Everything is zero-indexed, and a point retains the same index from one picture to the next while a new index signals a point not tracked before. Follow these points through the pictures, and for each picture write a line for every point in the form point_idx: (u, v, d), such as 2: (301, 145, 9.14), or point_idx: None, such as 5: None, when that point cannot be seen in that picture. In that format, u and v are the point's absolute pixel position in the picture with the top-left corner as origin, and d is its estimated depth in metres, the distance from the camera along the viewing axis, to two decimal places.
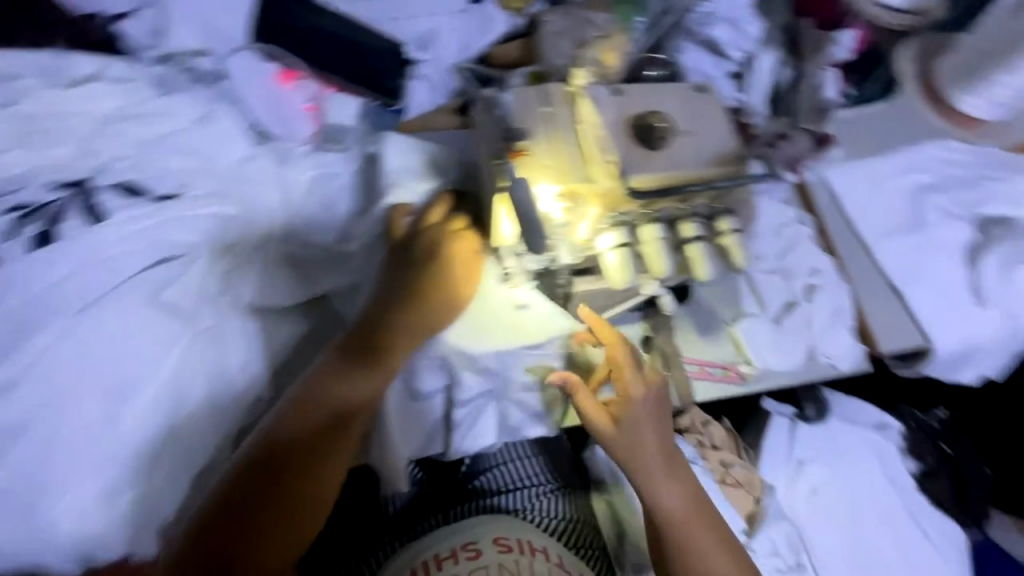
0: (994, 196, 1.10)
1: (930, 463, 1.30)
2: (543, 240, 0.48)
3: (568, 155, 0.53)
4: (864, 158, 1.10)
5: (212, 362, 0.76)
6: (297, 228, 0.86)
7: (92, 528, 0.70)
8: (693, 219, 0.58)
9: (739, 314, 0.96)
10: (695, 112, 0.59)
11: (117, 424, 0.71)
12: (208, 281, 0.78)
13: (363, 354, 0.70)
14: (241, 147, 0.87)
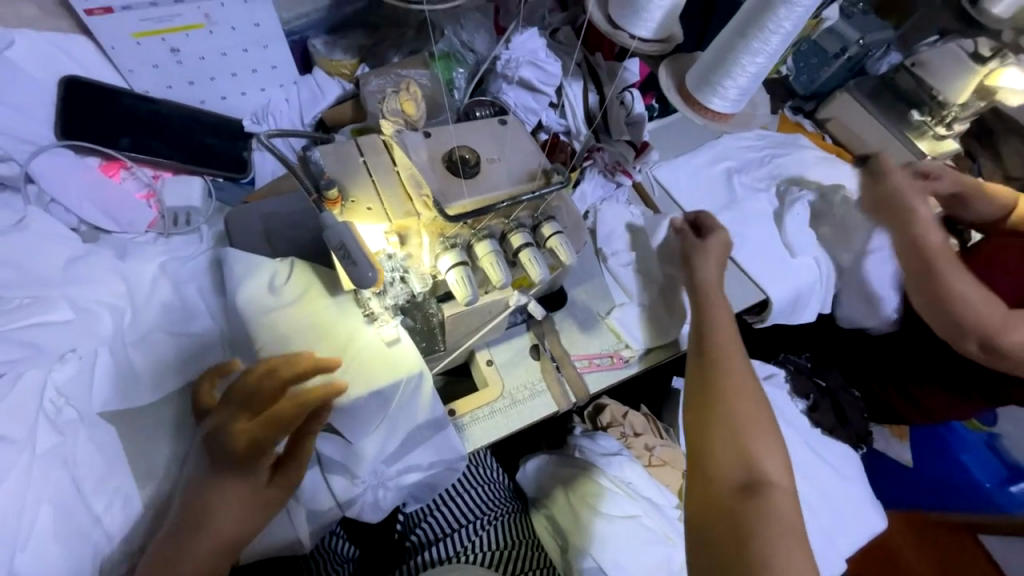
0: (781, 169, 1.37)
1: (814, 397, 1.39)
2: (372, 275, 0.50)
3: (391, 196, 0.59)
4: (674, 159, 1.33)
5: (59, 488, 0.67)
6: (152, 318, 0.81)
7: None
8: (519, 230, 0.65)
9: (612, 305, 1.07)
10: (502, 142, 0.68)
11: None
12: (45, 400, 0.70)
13: (223, 498, 0.59)
14: (74, 247, 0.82)
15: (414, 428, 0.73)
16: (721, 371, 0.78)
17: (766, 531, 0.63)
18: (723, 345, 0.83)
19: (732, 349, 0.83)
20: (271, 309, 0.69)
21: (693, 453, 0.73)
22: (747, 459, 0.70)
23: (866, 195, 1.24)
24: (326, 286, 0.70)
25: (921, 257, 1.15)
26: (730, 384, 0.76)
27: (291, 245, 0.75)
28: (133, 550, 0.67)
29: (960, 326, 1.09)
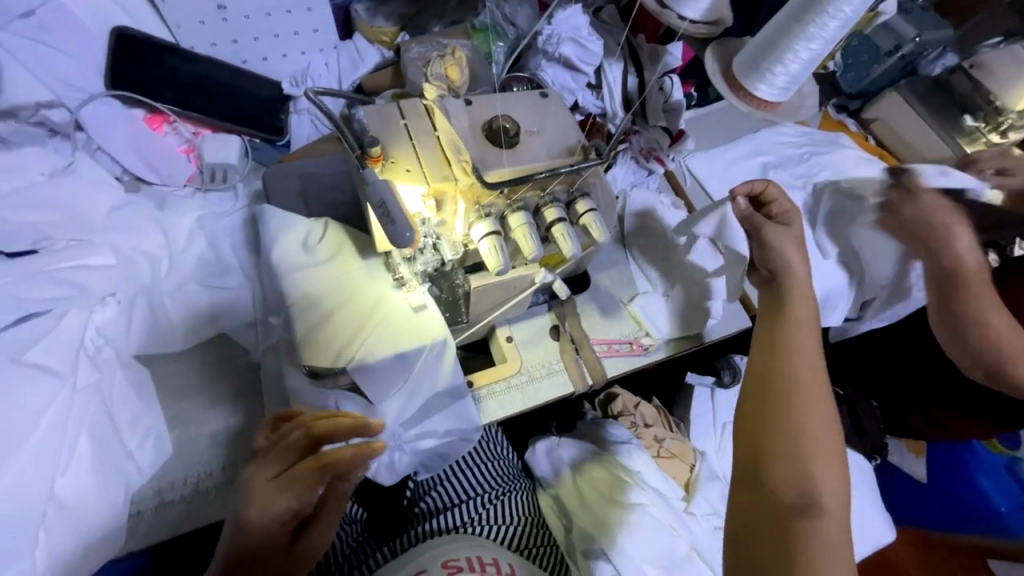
0: (820, 167, 1.33)
1: None
2: (409, 235, 0.50)
3: (430, 159, 0.59)
4: (709, 150, 1.30)
5: (95, 425, 0.69)
6: (186, 270, 0.84)
7: None
8: (554, 204, 0.65)
9: (635, 293, 1.06)
10: (542, 115, 0.67)
11: None
12: (83, 339, 0.72)
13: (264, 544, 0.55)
14: (115, 195, 0.85)
15: (434, 395, 0.74)
16: (792, 381, 0.69)
17: (817, 560, 0.58)
18: (797, 347, 0.72)
19: (810, 352, 0.72)
20: (304, 266, 0.70)
21: (747, 466, 0.66)
22: (805, 481, 0.63)
23: (888, 222, 1.19)
24: (359, 248, 0.72)
25: (949, 286, 1.11)
26: (802, 399, 0.67)
27: (326, 207, 0.76)
28: (163, 488, 0.70)
29: (986, 360, 1.08)
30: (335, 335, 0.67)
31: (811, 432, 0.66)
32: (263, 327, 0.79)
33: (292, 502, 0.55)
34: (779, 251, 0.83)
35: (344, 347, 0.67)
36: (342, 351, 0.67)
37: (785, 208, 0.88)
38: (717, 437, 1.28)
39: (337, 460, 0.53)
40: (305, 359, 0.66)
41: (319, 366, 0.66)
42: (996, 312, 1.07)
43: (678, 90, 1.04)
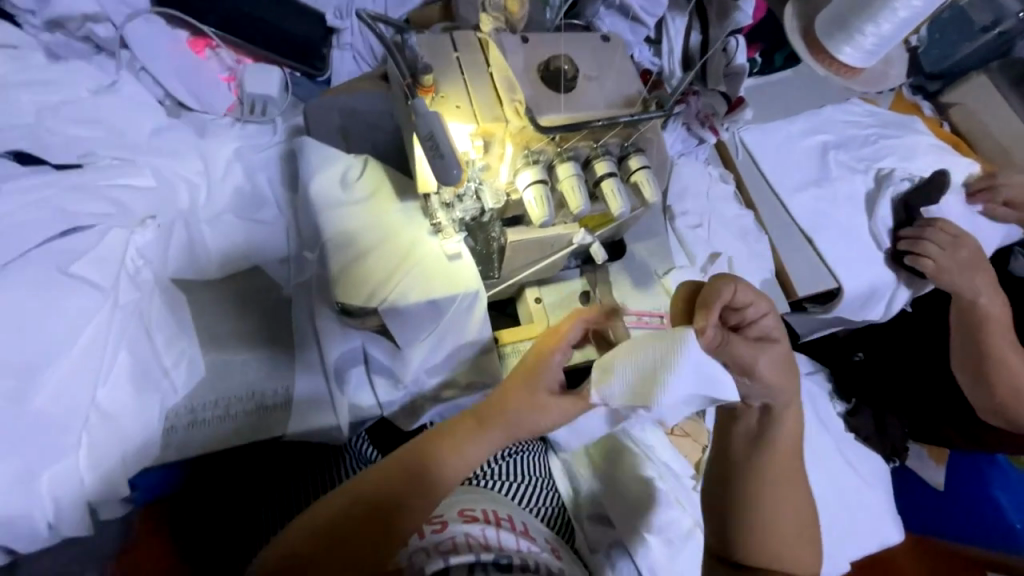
0: (886, 151, 1.23)
1: (857, 403, 1.33)
2: (456, 172, 0.47)
3: (481, 96, 0.55)
4: (768, 123, 1.22)
5: (134, 340, 0.71)
6: (222, 199, 0.84)
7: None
8: (606, 158, 0.61)
9: (671, 266, 1.01)
10: (602, 59, 0.62)
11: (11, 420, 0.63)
12: (124, 256, 0.73)
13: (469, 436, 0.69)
14: (157, 117, 0.84)
15: (460, 345, 0.74)
16: (768, 479, 0.69)
17: None
18: (772, 450, 0.69)
19: (782, 441, 0.70)
20: (341, 203, 0.69)
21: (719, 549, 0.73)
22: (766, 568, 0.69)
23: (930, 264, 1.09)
24: (397, 190, 0.70)
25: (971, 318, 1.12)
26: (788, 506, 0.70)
27: (366, 145, 0.74)
28: (195, 408, 0.72)
29: (996, 394, 1.10)
30: (368, 275, 0.66)
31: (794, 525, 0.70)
32: (297, 263, 0.79)
33: (552, 374, 0.70)
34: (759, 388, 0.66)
35: (378, 288, 0.66)
36: (375, 292, 0.66)
37: (760, 313, 0.68)
38: None
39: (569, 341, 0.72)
40: (338, 296, 0.66)
41: (351, 305, 0.65)
42: (1012, 350, 1.10)
43: (743, 53, 0.95)
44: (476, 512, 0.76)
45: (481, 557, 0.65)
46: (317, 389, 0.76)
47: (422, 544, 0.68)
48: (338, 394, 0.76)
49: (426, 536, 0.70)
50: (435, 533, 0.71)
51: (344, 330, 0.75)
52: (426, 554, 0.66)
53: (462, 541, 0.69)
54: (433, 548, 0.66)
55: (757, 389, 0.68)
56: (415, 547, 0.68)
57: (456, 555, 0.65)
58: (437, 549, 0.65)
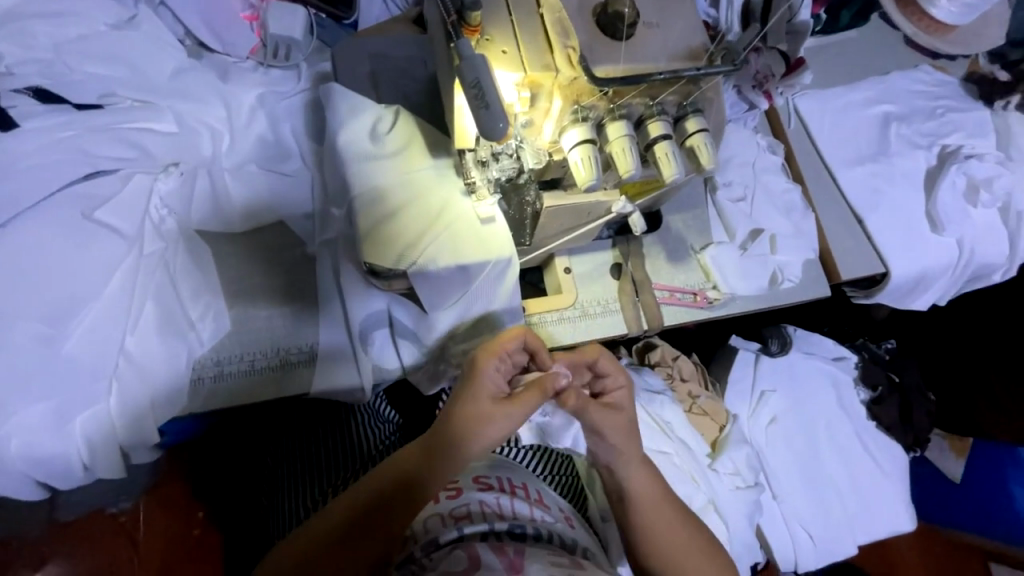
0: (953, 125, 1.12)
1: (882, 391, 1.27)
2: (502, 126, 0.43)
3: (531, 41, 0.50)
4: (826, 90, 1.11)
5: (158, 293, 0.70)
6: (244, 149, 0.80)
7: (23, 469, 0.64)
8: (661, 117, 0.55)
9: (708, 242, 0.97)
10: (666, 2, 0.55)
11: (39, 368, 0.63)
12: (148, 205, 0.71)
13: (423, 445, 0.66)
14: (178, 58, 0.80)
15: (489, 312, 0.71)
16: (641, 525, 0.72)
17: None
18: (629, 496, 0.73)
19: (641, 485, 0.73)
20: (370, 156, 0.65)
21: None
22: None
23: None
24: (429, 145, 0.66)
25: None
26: (637, 538, 0.73)
27: (397, 95, 0.68)
28: (220, 360, 0.72)
29: None
30: (396, 235, 0.63)
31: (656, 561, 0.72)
32: (322, 220, 0.77)
33: (492, 379, 0.65)
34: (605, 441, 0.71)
35: (407, 249, 0.63)
36: (402, 253, 0.63)
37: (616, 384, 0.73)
38: (753, 402, 1.19)
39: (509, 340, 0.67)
40: (365, 257, 0.62)
41: (378, 265, 0.63)
42: None
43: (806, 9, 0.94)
44: (493, 481, 0.76)
45: (495, 526, 0.68)
46: (341, 350, 0.75)
47: (439, 510, 0.71)
48: (363, 356, 0.74)
49: (441, 502, 0.72)
50: (450, 500, 0.72)
51: (369, 290, 0.73)
52: (440, 522, 0.69)
53: (476, 510, 0.71)
54: (447, 515, 0.70)
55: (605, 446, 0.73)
56: (429, 512, 0.71)
57: (470, 525, 0.68)
58: (452, 516, 0.70)
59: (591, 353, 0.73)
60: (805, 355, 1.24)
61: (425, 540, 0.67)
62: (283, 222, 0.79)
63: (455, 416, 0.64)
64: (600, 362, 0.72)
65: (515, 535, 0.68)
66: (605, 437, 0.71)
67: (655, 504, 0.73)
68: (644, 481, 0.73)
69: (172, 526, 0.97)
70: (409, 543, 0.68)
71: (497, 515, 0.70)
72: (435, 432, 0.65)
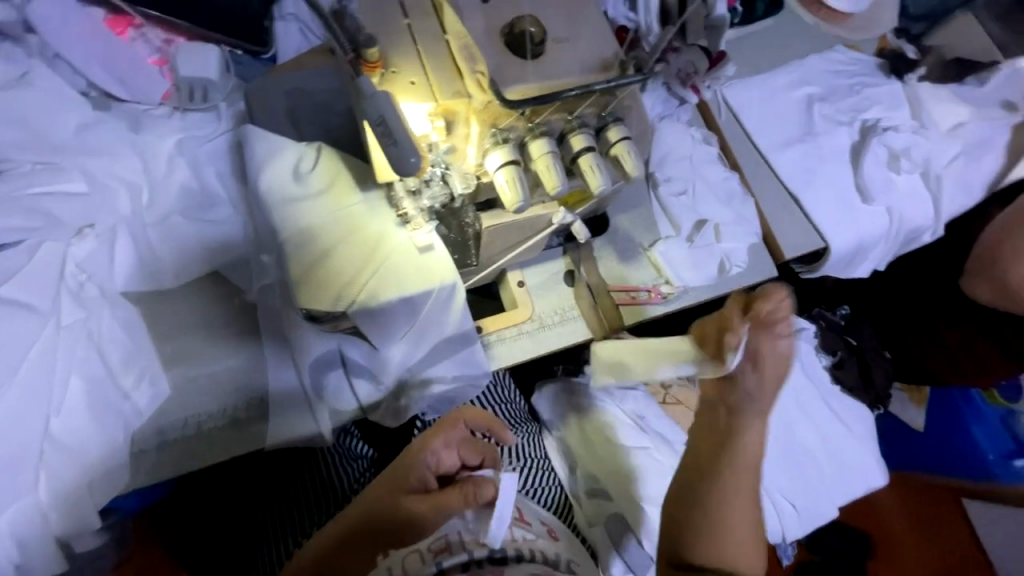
0: (871, 101, 1.18)
1: (841, 355, 1.33)
2: (413, 161, 0.42)
3: (439, 70, 0.49)
4: (750, 78, 1.16)
5: (82, 367, 0.65)
6: (167, 198, 0.76)
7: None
8: (582, 130, 0.56)
9: (656, 237, 0.99)
10: (573, 16, 0.56)
11: None
12: (64, 270, 0.67)
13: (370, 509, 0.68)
14: (82, 111, 0.75)
15: (442, 340, 0.70)
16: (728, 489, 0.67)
17: None
18: (738, 448, 0.67)
19: (750, 442, 0.67)
20: (296, 197, 0.62)
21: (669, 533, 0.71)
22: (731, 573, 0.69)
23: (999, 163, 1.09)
24: (357, 178, 0.63)
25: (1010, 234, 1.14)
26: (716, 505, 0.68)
27: (319, 129, 0.66)
28: (163, 427, 0.67)
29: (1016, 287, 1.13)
30: (331, 276, 0.61)
31: (722, 534, 0.68)
32: (257, 266, 0.73)
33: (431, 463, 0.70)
34: (762, 370, 0.63)
35: (346, 289, 0.61)
36: (337, 292, 0.60)
37: (778, 317, 0.63)
38: None
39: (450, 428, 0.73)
40: (302, 303, 0.60)
41: (317, 310, 0.60)
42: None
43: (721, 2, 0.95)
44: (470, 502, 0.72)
45: (474, 555, 0.66)
46: (294, 397, 0.71)
47: (417, 548, 0.66)
48: (318, 400, 0.72)
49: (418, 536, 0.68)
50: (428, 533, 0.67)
51: (313, 332, 0.71)
52: (420, 559, 0.65)
53: (455, 538, 0.68)
54: (426, 550, 0.66)
55: (752, 375, 0.64)
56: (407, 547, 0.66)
57: (449, 558, 0.65)
58: (431, 551, 0.66)
59: (778, 293, 0.61)
60: None
61: None
62: (215, 275, 0.75)
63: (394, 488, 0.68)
64: (781, 305, 0.62)
65: (495, 561, 0.66)
66: (760, 368, 0.63)
67: (742, 468, 0.69)
68: (752, 440, 0.68)
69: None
70: None
71: (477, 542, 0.67)
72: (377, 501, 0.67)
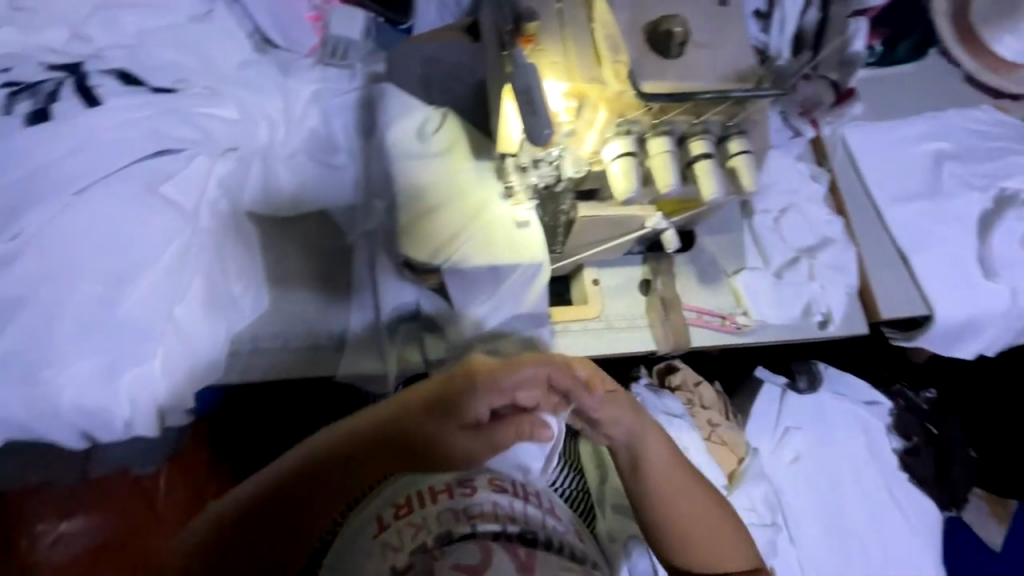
0: (1013, 169, 1.08)
1: (916, 441, 1.21)
2: (547, 133, 0.44)
3: (581, 54, 0.51)
4: (878, 122, 1.09)
5: (204, 269, 0.73)
6: (298, 141, 0.85)
7: (90, 425, 0.69)
8: (704, 136, 0.56)
9: (742, 266, 0.96)
10: (714, 24, 0.55)
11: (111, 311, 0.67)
12: (206, 186, 0.74)
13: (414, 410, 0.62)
14: (245, 52, 0.85)
15: (517, 316, 0.71)
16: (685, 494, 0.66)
17: None
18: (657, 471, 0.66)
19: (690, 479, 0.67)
20: (418, 154, 0.67)
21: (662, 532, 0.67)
22: None
23: None
24: (472, 148, 0.67)
25: None
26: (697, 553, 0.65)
27: (447, 97, 0.71)
28: (257, 335, 0.77)
29: None
30: (435, 229, 0.65)
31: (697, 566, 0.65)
32: (366, 210, 0.81)
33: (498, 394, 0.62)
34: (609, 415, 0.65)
35: (441, 246, 0.65)
36: (435, 243, 0.65)
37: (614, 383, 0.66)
38: (776, 438, 1.14)
39: (527, 366, 0.63)
40: (406, 250, 0.65)
41: (419, 259, 0.65)
42: None
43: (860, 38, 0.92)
44: (507, 483, 0.63)
45: (507, 528, 0.57)
46: (368, 336, 0.77)
47: (452, 505, 0.59)
48: (391, 343, 0.77)
49: (454, 497, 0.59)
50: (466, 498, 0.59)
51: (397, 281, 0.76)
52: (453, 517, 0.57)
53: (490, 509, 0.59)
54: (461, 511, 0.58)
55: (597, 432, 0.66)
56: (444, 507, 0.58)
57: (483, 523, 0.56)
58: (466, 513, 0.58)
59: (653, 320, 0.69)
60: (834, 395, 1.19)
61: (438, 532, 0.56)
62: (321, 215, 0.83)
63: (447, 395, 0.62)
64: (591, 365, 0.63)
65: (528, 541, 0.57)
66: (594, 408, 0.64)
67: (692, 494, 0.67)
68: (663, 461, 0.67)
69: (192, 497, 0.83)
70: (390, 554, 0.55)
71: (510, 517, 0.58)
72: (424, 405, 0.62)
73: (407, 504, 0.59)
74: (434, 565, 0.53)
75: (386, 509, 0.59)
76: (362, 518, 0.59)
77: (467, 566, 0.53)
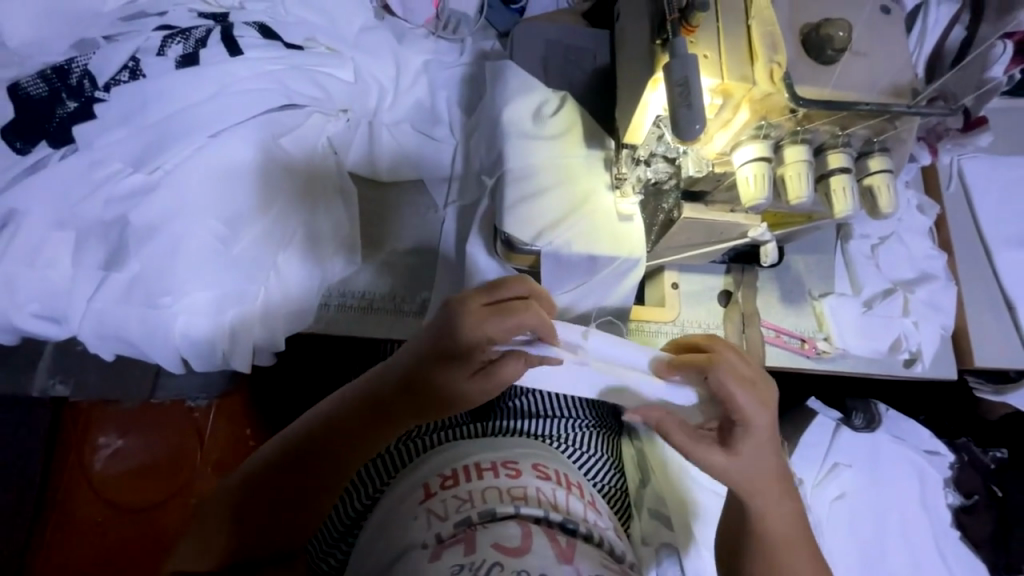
0: None
1: (976, 500, 1.11)
2: (697, 128, 0.44)
3: (734, 51, 0.50)
4: (1000, 158, 1.01)
5: (305, 222, 0.77)
6: (403, 109, 0.87)
7: (190, 353, 0.73)
8: (845, 149, 0.54)
9: (829, 290, 0.91)
10: (875, 34, 0.52)
11: (228, 249, 0.72)
12: (318, 143, 0.79)
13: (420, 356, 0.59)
14: (366, 17, 0.86)
15: (604, 307, 0.71)
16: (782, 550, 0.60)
17: None
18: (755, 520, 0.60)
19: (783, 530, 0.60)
20: (533, 135, 0.68)
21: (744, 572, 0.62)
22: None
23: None
24: (585, 136, 0.69)
25: None
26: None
27: (565, 83, 0.72)
28: (346, 290, 0.79)
29: None
30: (539, 211, 0.66)
31: None
32: (467, 185, 0.83)
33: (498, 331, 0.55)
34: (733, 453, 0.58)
35: (545, 229, 0.65)
36: (535, 225, 0.66)
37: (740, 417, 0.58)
38: (821, 471, 1.05)
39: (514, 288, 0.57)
40: (510, 230, 0.65)
41: (521, 241, 0.66)
42: None
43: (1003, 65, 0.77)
44: (551, 471, 0.60)
45: (549, 514, 0.54)
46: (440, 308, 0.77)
47: (495, 484, 0.56)
48: None
49: (496, 476, 0.57)
50: (510, 478, 0.57)
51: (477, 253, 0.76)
52: (497, 496, 0.55)
53: (534, 494, 0.56)
54: (505, 490, 0.56)
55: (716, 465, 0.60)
56: (488, 484, 0.57)
57: (526, 506, 0.54)
58: (509, 494, 0.55)
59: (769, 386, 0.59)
60: (891, 438, 1.10)
61: (480, 509, 0.53)
62: (408, 183, 0.85)
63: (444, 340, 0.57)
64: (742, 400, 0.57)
65: (569, 532, 0.53)
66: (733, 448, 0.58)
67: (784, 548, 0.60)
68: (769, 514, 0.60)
69: (230, 432, 0.97)
70: (435, 522, 0.53)
71: (553, 505, 0.55)
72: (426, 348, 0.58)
73: (453, 476, 0.58)
74: (476, 542, 0.50)
75: (433, 477, 0.58)
76: (413, 481, 0.59)
77: (507, 548, 0.49)
